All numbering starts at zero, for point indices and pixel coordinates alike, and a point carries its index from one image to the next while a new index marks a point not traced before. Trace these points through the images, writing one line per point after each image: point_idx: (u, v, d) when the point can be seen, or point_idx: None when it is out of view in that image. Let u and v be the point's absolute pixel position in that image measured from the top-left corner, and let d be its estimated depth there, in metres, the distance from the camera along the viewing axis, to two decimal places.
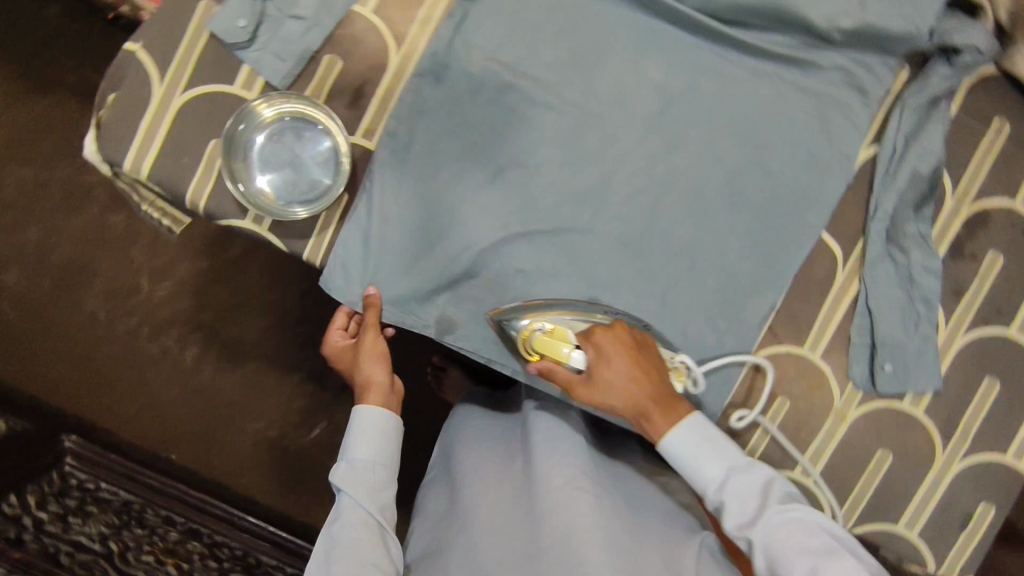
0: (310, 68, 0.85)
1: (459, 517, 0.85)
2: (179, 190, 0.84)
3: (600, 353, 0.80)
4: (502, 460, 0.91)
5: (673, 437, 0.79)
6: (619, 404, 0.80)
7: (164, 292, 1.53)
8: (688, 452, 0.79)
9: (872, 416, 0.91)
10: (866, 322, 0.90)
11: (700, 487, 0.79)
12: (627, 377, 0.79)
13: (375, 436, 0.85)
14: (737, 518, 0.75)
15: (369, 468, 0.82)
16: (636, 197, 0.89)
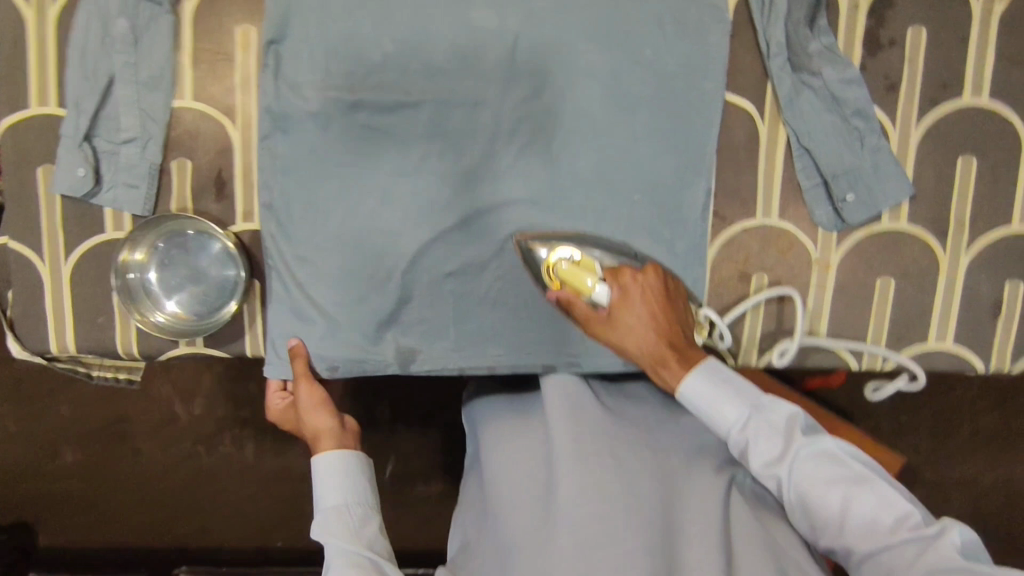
0: (165, 181, 0.83)
1: (487, 518, 0.84)
2: (112, 346, 0.86)
3: (624, 293, 0.77)
4: (525, 455, 0.85)
5: (690, 381, 0.75)
6: (642, 347, 0.77)
7: (200, 406, 1.45)
8: (706, 397, 0.75)
9: (856, 252, 0.85)
10: (809, 162, 0.83)
11: (722, 432, 0.75)
12: (646, 320, 0.76)
13: (336, 479, 0.83)
14: (764, 456, 0.73)
15: (343, 512, 0.82)
16: (525, 150, 0.84)
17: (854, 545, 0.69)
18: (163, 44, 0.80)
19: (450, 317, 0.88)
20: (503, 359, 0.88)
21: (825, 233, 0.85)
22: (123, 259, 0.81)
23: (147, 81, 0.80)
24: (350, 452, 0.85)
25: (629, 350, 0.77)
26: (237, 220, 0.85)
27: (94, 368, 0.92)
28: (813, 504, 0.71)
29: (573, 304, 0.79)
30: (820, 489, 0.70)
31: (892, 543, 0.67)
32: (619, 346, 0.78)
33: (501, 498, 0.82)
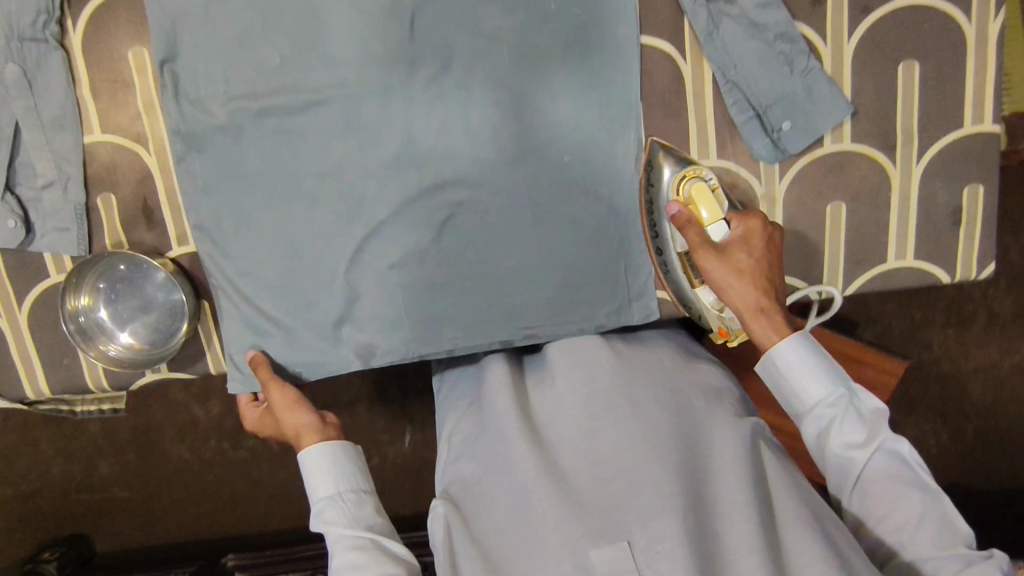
0: (94, 217, 0.83)
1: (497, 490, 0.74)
2: (81, 384, 0.88)
3: (746, 233, 0.75)
4: (540, 408, 0.81)
5: (786, 347, 0.73)
6: (751, 289, 0.73)
7: (217, 406, 1.41)
8: (797, 366, 0.73)
9: (801, 180, 0.81)
10: (738, 94, 0.81)
11: (805, 406, 0.74)
12: (754, 268, 0.74)
13: (324, 470, 0.81)
14: (848, 439, 0.71)
15: (338, 501, 0.80)
16: (445, 129, 0.81)
17: (904, 543, 0.68)
18: (61, 83, 0.79)
19: (400, 309, 0.85)
20: (461, 342, 0.87)
21: (766, 165, 0.81)
22: (69, 306, 0.82)
23: (53, 122, 0.79)
24: (331, 440, 0.83)
25: (729, 292, 0.74)
26: (172, 245, 0.84)
27: (76, 404, 0.94)
28: (878, 498, 0.70)
29: (693, 227, 0.75)
30: (887, 487, 0.70)
31: (945, 552, 0.66)
32: (717, 285, 0.74)
33: (525, 437, 0.75)
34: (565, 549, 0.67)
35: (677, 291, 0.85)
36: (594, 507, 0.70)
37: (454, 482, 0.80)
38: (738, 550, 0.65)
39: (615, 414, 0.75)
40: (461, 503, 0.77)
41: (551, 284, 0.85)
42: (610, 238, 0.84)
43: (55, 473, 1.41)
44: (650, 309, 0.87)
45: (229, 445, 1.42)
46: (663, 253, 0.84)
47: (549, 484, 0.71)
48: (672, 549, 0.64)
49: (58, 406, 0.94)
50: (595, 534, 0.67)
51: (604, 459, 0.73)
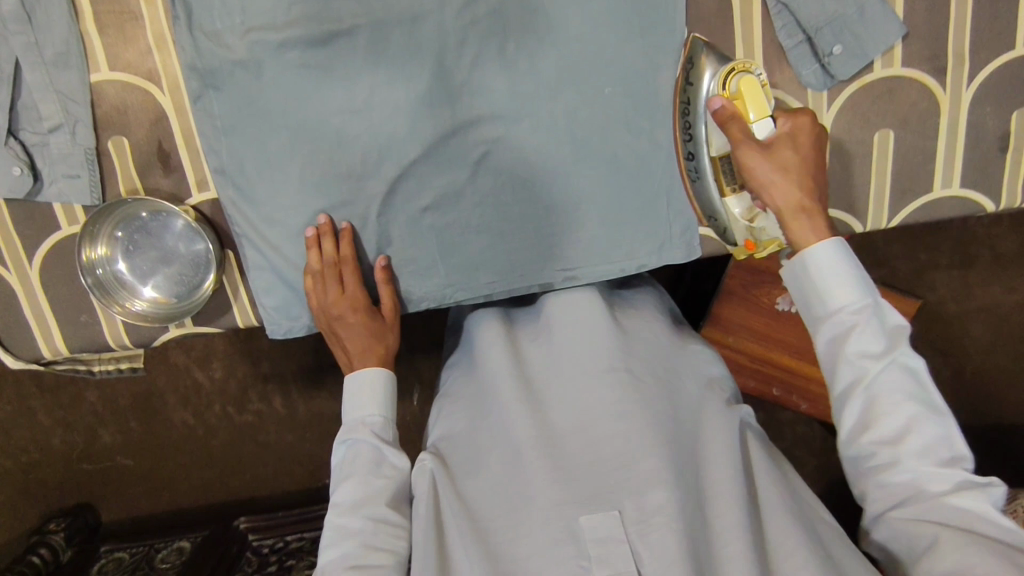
0: (106, 164, 0.78)
1: (489, 449, 0.73)
2: (101, 342, 0.84)
3: (791, 132, 0.69)
4: (530, 362, 0.79)
5: (822, 247, 0.66)
6: (794, 186, 0.67)
7: (222, 368, 1.36)
8: (826, 268, 0.66)
9: (850, 108, 0.79)
10: (787, 18, 0.77)
11: (829, 309, 0.66)
12: (798, 165, 0.68)
13: (381, 388, 0.79)
14: (866, 346, 0.64)
15: (380, 424, 0.79)
16: (481, 61, 0.76)
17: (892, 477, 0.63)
18: (63, 15, 0.72)
19: (436, 253, 0.83)
20: (499, 286, 0.84)
21: (815, 92, 0.79)
22: (86, 258, 0.77)
23: (57, 60, 0.73)
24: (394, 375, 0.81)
25: (770, 187, 0.67)
26: (192, 191, 0.80)
27: (94, 363, 0.91)
28: (882, 419, 0.63)
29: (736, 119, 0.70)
30: (893, 402, 0.63)
31: (929, 469, 0.61)
32: (756, 178, 0.68)
33: (517, 395, 0.74)
34: (553, 517, 0.67)
35: (705, 202, 0.80)
36: (582, 474, 0.68)
37: (445, 434, 0.79)
38: (727, 531, 0.67)
39: (610, 389, 0.73)
40: (448, 455, 0.76)
41: (590, 224, 0.82)
42: (652, 172, 0.81)
43: (58, 443, 1.38)
44: (692, 245, 0.85)
45: (235, 409, 1.38)
46: (694, 156, 0.79)
47: (540, 449, 0.70)
48: (662, 524, 0.65)
49: (74, 366, 0.90)
50: (586, 502, 0.67)
51: (596, 434, 0.71)
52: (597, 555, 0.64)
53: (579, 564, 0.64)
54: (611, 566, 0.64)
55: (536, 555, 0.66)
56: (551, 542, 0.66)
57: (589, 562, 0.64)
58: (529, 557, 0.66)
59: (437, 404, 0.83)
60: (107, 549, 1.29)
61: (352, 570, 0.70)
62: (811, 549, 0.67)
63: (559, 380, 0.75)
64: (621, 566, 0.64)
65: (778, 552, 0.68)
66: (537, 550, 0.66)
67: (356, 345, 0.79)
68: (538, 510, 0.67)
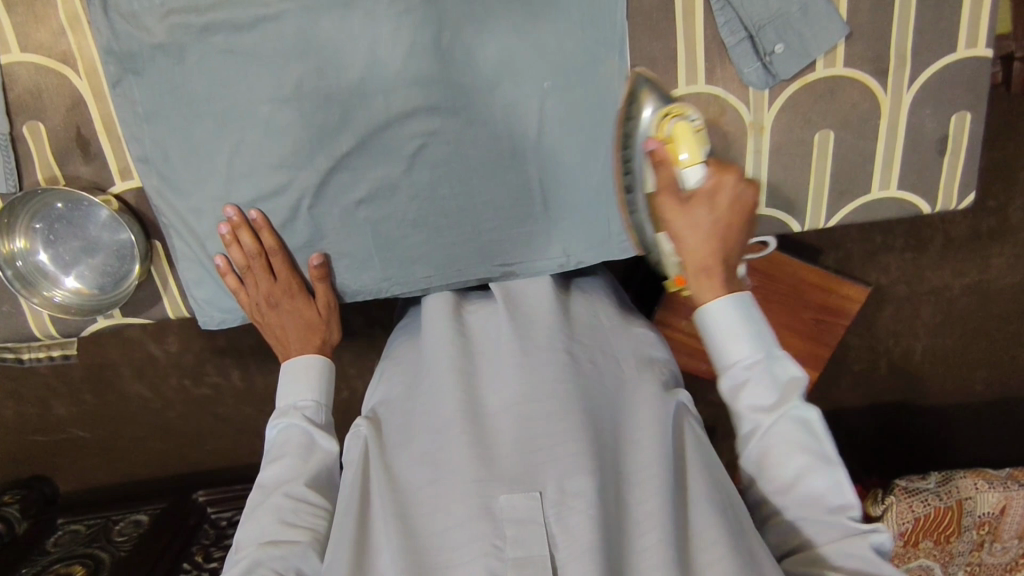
0: (21, 150, 0.74)
1: (425, 425, 0.73)
2: (26, 333, 0.82)
3: (713, 187, 0.69)
4: (478, 338, 0.78)
5: (721, 307, 0.70)
6: (702, 243, 0.69)
7: (175, 344, 1.34)
8: (722, 328, 0.70)
9: (790, 107, 0.78)
10: (730, 14, 0.76)
11: (724, 364, 0.70)
12: (710, 225, 0.69)
13: (320, 371, 0.80)
14: (754, 398, 0.69)
15: (316, 407, 0.79)
16: (414, 50, 0.73)
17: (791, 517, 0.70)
18: None
19: (371, 246, 0.81)
20: (436, 279, 0.83)
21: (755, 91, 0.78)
22: (4, 251, 0.74)
23: None
24: (328, 360, 0.81)
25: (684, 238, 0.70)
26: (114, 179, 0.76)
27: (23, 350, 0.88)
28: (777, 463, 0.69)
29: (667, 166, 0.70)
30: (786, 452, 0.68)
31: (826, 508, 0.67)
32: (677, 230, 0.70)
33: (456, 371, 0.74)
34: (472, 492, 0.66)
35: (640, 236, 0.80)
36: (510, 456, 0.69)
37: (383, 403, 0.80)
38: (645, 515, 0.67)
39: (551, 372, 0.73)
40: (383, 424, 0.77)
41: (530, 218, 0.81)
42: (592, 168, 0.80)
43: (8, 415, 1.36)
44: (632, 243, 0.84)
45: (190, 382, 1.36)
46: (632, 191, 0.78)
47: (468, 429, 0.70)
48: (583, 510, 0.65)
49: (3, 353, 0.88)
50: (512, 483, 0.67)
51: (530, 413, 0.71)
52: (511, 535, 0.64)
53: (493, 542, 0.64)
54: (523, 547, 0.63)
55: (448, 529, 0.66)
56: (465, 518, 0.65)
57: (502, 542, 0.64)
58: (443, 530, 0.66)
59: (379, 377, 0.85)
60: (62, 521, 1.28)
61: (267, 545, 0.70)
62: (727, 539, 0.66)
63: (495, 361, 0.76)
64: (534, 547, 0.64)
65: (698, 543, 0.67)
66: (450, 525, 0.66)
67: (294, 340, 0.81)
68: (458, 486, 0.67)
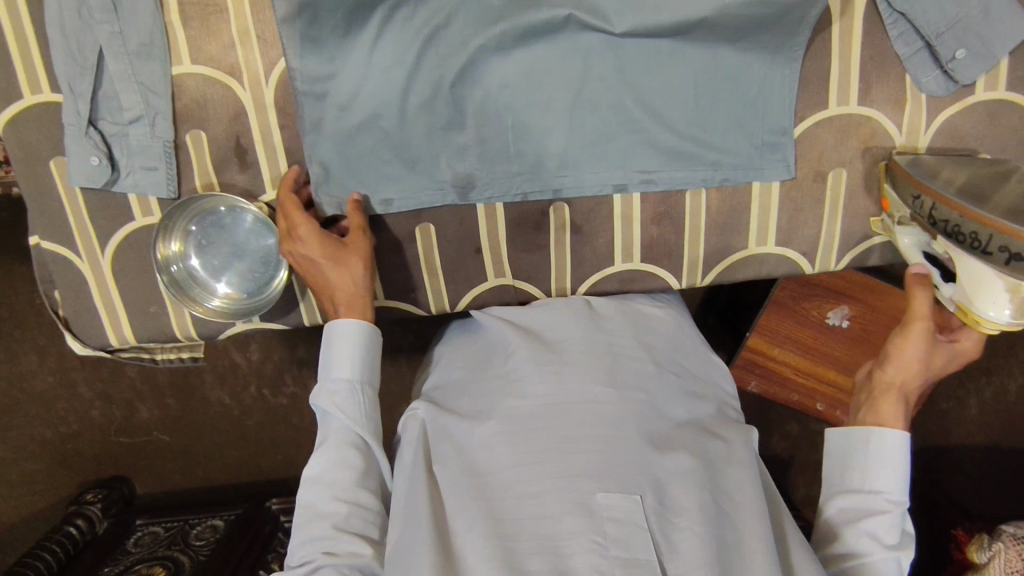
0: (183, 157, 0.77)
1: (494, 410, 0.67)
2: (169, 334, 0.85)
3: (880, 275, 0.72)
4: (550, 334, 0.74)
5: (894, 439, 0.67)
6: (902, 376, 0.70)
7: (255, 353, 1.34)
8: (881, 458, 0.67)
9: (947, 129, 0.76)
10: (902, 28, 0.73)
11: (868, 489, 0.67)
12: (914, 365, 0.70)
13: (318, 514, 0.66)
14: (888, 526, 0.65)
15: (312, 568, 0.63)
16: (564, 68, 0.74)
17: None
18: (150, 6, 0.71)
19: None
20: None
21: (912, 110, 0.75)
22: (160, 255, 0.76)
23: (140, 50, 0.73)
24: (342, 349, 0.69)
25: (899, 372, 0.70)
26: (267, 188, 0.78)
27: (157, 352, 0.91)
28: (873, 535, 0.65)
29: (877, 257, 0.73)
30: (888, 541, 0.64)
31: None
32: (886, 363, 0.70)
33: (535, 362, 0.70)
34: (565, 486, 0.61)
35: (902, 194, 0.74)
36: (596, 450, 0.63)
37: (444, 392, 0.74)
38: (748, 539, 0.62)
39: (627, 372, 0.69)
40: (441, 403, 0.72)
41: None
42: (735, 189, 0.78)
43: (94, 418, 1.34)
44: (765, 267, 0.82)
45: (268, 392, 1.34)
46: (936, 211, 0.70)
47: (551, 426, 0.64)
48: (690, 528, 0.60)
49: (139, 354, 0.90)
50: (605, 479, 0.61)
51: (624, 415, 0.65)
52: (614, 535, 0.58)
53: (593, 537, 0.58)
54: (630, 548, 0.58)
55: (540, 523, 0.60)
56: (563, 514, 0.59)
57: (605, 541, 0.58)
58: (533, 526, 0.60)
59: (324, 378, 0.69)
60: (140, 523, 1.25)
61: None
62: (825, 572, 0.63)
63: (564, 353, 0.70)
64: (640, 551, 0.58)
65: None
66: (541, 523, 0.60)
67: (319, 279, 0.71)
68: (550, 481, 0.61)
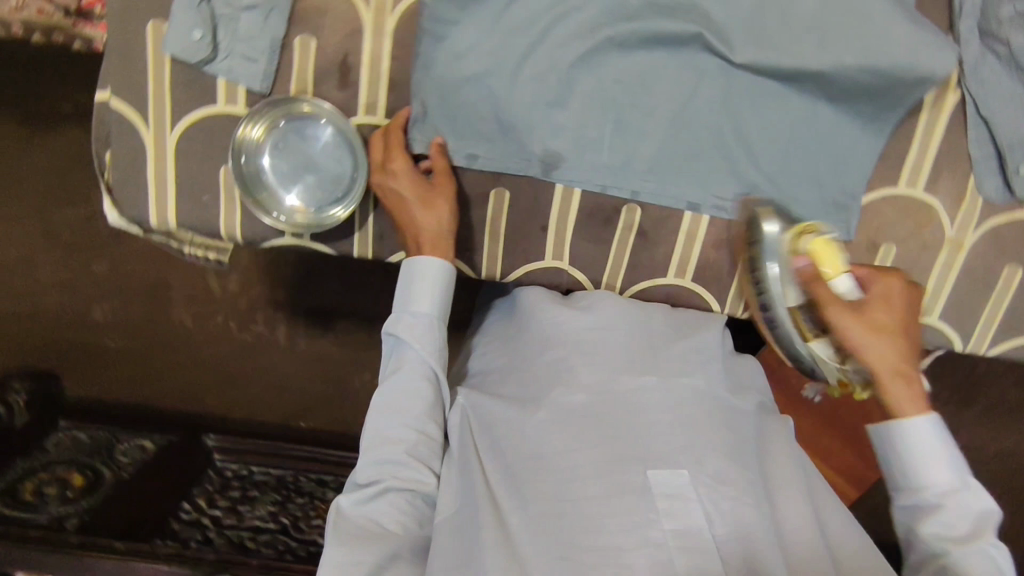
0: (285, 58, 0.76)
1: (538, 393, 0.72)
2: (212, 229, 0.82)
3: (882, 296, 0.75)
4: (605, 315, 0.78)
5: (921, 423, 0.69)
6: (890, 355, 0.71)
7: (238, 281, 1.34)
8: (923, 445, 0.69)
9: (993, 234, 0.82)
10: (982, 132, 0.78)
11: (919, 481, 0.69)
12: (882, 353, 0.71)
13: (385, 440, 0.72)
14: (948, 521, 0.66)
15: (382, 487, 0.70)
16: (675, 80, 0.77)
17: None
18: None
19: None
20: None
21: (968, 209, 0.81)
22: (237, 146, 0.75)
23: None
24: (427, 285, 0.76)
25: (876, 359, 0.71)
26: (359, 111, 0.78)
27: (186, 244, 0.89)
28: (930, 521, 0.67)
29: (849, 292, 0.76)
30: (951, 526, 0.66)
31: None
32: (848, 330, 0.71)
33: (578, 352, 0.74)
34: (612, 468, 0.65)
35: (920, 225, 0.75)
36: (644, 436, 0.67)
37: (490, 374, 0.79)
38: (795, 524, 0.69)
39: (674, 362, 0.74)
40: (485, 390, 0.78)
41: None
42: None
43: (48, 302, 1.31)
44: None
45: (235, 325, 1.33)
46: None
47: (599, 413, 0.69)
48: (738, 497, 0.66)
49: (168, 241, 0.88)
50: (649, 459, 0.65)
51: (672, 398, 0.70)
52: (664, 509, 0.63)
53: (646, 516, 0.63)
54: (683, 522, 0.62)
55: (591, 504, 0.63)
56: (612, 495, 0.64)
57: (658, 516, 0.62)
58: (585, 502, 0.64)
59: (408, 314, 0.76)
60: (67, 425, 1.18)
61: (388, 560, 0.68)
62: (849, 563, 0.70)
63: (611, 348, 0.74)
64: (692, 522, 0.63)
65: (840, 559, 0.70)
66: (591, 502, 0.63)
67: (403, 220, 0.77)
68: (596, 466, 0.65)
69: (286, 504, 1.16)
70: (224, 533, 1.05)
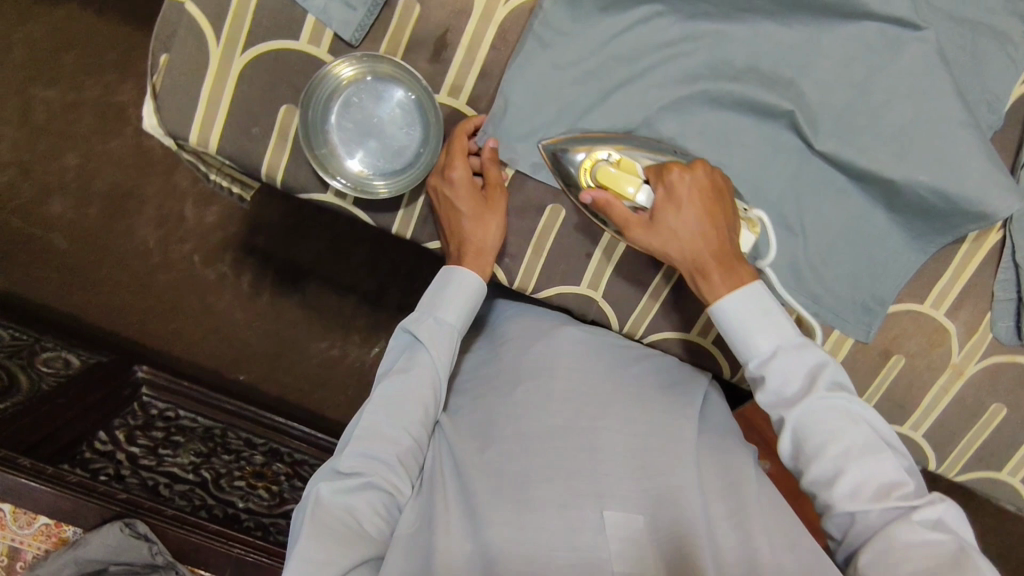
0: (384, 16, 0.73)
1: (504, 417, 0.72)
2: (250, 164, 0.77)
3: (672, 195, 0.69)
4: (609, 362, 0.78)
5: (727, 303, 0.68)
6: (687, 248, 0.69)
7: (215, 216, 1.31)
8: (742, 317, 0.68)
9: (993, 370, 0.86)
10: (1011, 276, 0.82)
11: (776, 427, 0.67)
12: (694, 230, 0.69)
13: (380, 435, 0.70)
14: (780, 395, 0.66)
15: (363, 481, 0.67)
16: (754, 149, 0.78)
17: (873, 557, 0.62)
18: None
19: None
20: None
21: (977, 341, 0.85)
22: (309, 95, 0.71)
23: None
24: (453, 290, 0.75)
25: (681, 240, 0.69)
26: (442, 89, 0.76)
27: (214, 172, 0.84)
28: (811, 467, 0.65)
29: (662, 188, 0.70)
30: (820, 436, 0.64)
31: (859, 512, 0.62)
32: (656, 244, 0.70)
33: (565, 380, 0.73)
34: (571, 500, 0.65)
35: None
36: (605, 474, 0.66)
37: (470, 391, 0.79)
38: None
39: (680, 417, 0.73)
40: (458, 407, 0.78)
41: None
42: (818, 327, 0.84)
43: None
44: None
45: (200, 259, 1.32)
46: None
47: (566, 443, 0.68)
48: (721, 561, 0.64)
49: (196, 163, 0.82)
50: (604, 497, 0.65)
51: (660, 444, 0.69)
52: (618, 552, 0.62)
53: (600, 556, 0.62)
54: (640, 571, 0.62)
55: (541, 531, 0.63)
56: (565, 529, 0.63)
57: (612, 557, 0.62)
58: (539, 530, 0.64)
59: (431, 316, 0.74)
60: None
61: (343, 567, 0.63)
62: None
63: (579, 378, 0.74)
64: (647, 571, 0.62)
65: None
66: (542, 532, 0.63)
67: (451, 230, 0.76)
68: (556, 497, 0.65)
69: (210, 458, 1.16)
70: (139, 472, 1.07)
